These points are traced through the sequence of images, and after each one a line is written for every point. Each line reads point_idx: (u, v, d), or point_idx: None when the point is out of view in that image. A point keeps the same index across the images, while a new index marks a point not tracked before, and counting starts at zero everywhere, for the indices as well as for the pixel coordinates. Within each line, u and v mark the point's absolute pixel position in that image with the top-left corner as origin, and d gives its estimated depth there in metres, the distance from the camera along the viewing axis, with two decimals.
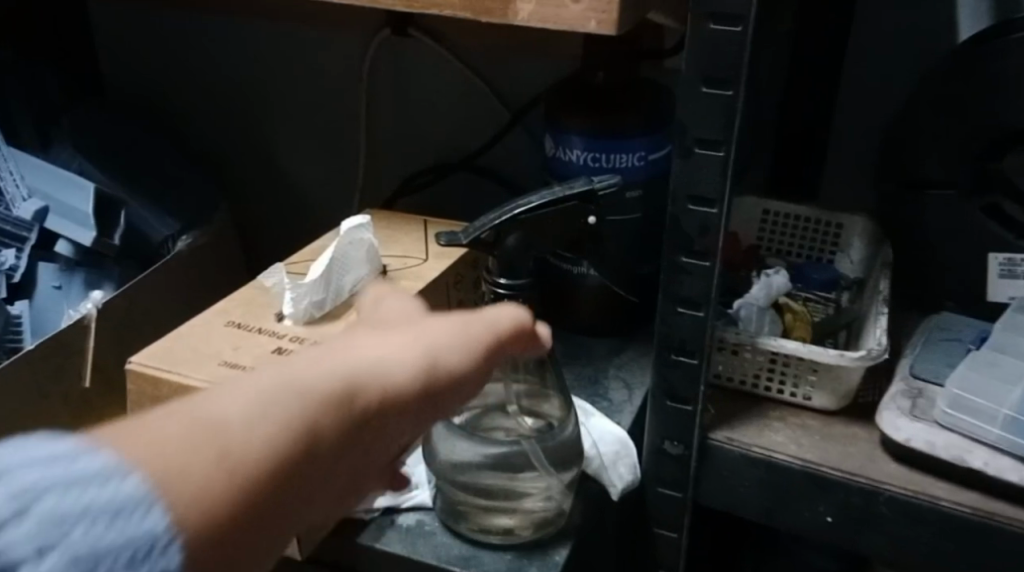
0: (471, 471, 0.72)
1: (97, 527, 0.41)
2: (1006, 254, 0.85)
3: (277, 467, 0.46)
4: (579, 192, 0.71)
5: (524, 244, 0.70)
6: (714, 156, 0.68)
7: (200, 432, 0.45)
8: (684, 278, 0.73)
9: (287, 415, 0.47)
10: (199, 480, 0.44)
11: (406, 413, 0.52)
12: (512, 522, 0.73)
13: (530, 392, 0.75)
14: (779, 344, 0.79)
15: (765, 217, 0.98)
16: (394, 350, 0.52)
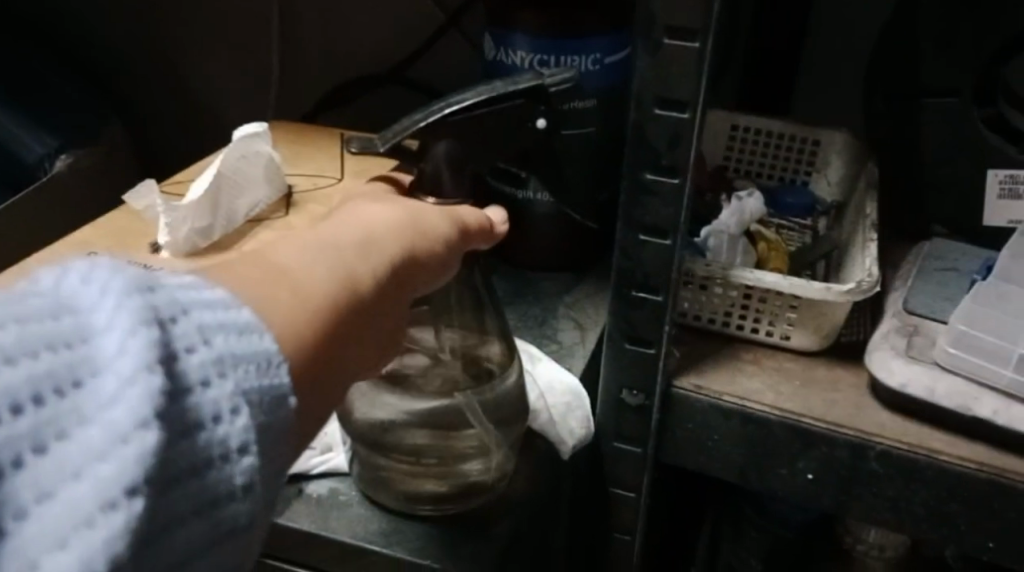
0: (395, 430, 0.62)
1: (227, 337, 0.40)
2: (1007, 171, 0.74)
3: (336, 311, 0.47)
4: (521, 89, 0.59)
5: (456, 149, 0.58)
6: (687, 49, 0.57)
7: (261, 279, 0.45)
8: (648, 199, 0.61)
9: (328, 274, 0.48)
10: (279, 318, 0.44)
11: (420, 279, 0.53)
12: (443, 489, 0.63)
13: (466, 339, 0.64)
14: (756, 278, 0.68)
15: (733, 133, 0.86)
16: (400, 214, 0.53)
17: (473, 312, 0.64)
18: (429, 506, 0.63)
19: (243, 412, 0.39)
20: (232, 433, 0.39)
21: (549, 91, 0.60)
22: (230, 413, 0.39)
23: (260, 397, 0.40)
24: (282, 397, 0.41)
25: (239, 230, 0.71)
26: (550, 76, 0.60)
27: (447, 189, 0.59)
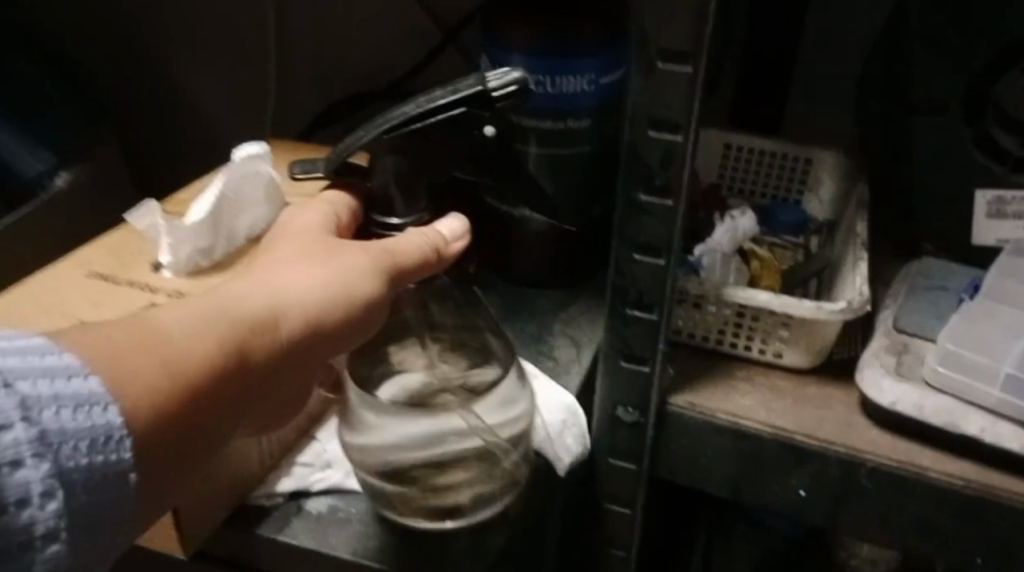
0: (406, 451, 0.62)
1: (71, 415, 0.46)
2: (994, 192, 0.75)
3: (215, 372, 0.52)
4: (460, 95, 0.60)
5: (402, 166, 0.62)
6: (680, 72, 0.58)
7: (145, 338, 0.51)
8: (642, 219, 0.62)
9: (219, 335, 0.53)
10: (147, 379, 0.49)
11: (323, 348, 0.57)
12: (463, 499, 0.64)
13: (445, 335, 0.67)
14: (749, 296, 0.69)
15: (726, 152, 0.87)
16: (320, 280, 0.58)
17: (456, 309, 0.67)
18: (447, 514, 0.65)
19: (78, 490, 0.46)
20: (38, 512, 0.45)
21: (492, 96, 0.60)
22: (72, 487, 0.46)
23: (98, 473, 0.46)
24: (118, 471, 0.47)
25: (240, 249, 0.72)
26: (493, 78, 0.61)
27: (400, 208, 0.64)
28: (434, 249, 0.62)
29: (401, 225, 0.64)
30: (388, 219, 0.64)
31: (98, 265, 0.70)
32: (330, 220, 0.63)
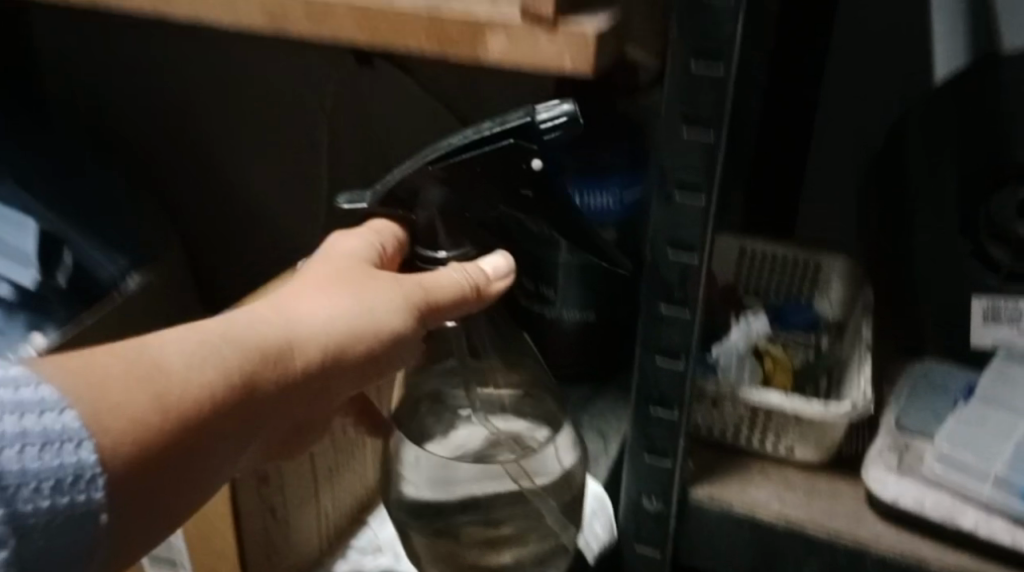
0: (452, 502, 0.73)
1: (37, 455, 0.51)
2: (989, 300, 0.80)
3: (206, 407, 0.56)
4: (508, 127, 0.64)
5: (449, 198, 0.68)
6: (694, 201, 0.64)
7: (140, 367, 0.55)
8: (663, 328, 0.69)
9: (214, 371, 0.57)
10: (133, 413, 0.54)
11: (338, 378, 0.63)
12: (508, 560, 0.74)
13: (500, 401, 0.77)
14: (761, 397, 0.75)
15: (741, 255, 0.94)
16: (341, 309, 0.64)
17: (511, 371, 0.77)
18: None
19: (37, 528, 0.51)
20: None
21: (540, 129, 0.64)
22: (31, 523, 0.51)
23: (62, 511, 0.51)
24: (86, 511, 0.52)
25: None
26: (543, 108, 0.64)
27: (446, 242, 0.70)
28: (472, 286, 0.68)
29: (446, 258, 0.70)
30: (434, 255, 0.70)
31: None
32: (369, 247, 0.68)
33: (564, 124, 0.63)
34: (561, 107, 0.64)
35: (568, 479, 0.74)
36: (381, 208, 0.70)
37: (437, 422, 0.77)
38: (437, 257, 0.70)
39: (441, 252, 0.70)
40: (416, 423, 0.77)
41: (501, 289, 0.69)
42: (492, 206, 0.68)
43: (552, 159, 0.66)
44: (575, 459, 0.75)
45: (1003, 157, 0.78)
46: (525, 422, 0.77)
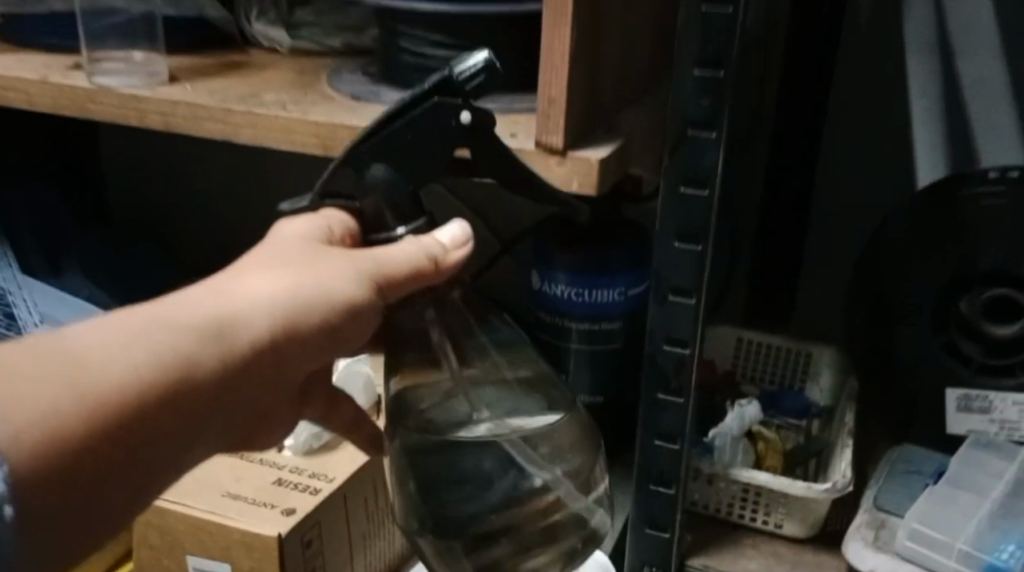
0: (475, 510, 0.68)
1: None
2: (961, 390, 0.88)
3: (128, 397, 0.56)
4: (432, 84, 0.64)
5: (392, 175, 0.66)
6: (686, 302, 0.73)
7: (53, 367, 0.55)
8: (660, 414, 0.78)
9: (132, 359, 0.57)
10: (40, 413, 0.54)
11: (290, 353, 0.62)
12: (541, 561, 0.68)
13: (503, 388, 0.70)
14: (751, 476, 0.84)
15: (739, 343, 1.03)
16: (279, 287, 0.62)
17: (511, 361, 0.71)
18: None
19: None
20: None
21: (460, 83, 0.64)
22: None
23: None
24: None
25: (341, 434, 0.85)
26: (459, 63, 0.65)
27: (392, 222, 0.67)
28: (430, 258, 0.65)
29: (402, 235, 0.67)
30: (389, 231, 0.68)
31: None
32: (316, 230, 0.66)
33: (484, 68, 0.64)
34: (477, 57, 0.65)
35: (582, 468, 0.70)
36: (331, 202, 0.69)
37: (443, 421, 0.68)
38: (394, 234, 0.68)
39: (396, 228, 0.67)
40: (420, 424, 0.68)
41: (458, 257, 0.66)
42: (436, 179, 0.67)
43: (484, 121, 0.65)
44: (586, 450, 0.71)
45: (969, 264, 0.85)
46: (537, 415, 0.70)
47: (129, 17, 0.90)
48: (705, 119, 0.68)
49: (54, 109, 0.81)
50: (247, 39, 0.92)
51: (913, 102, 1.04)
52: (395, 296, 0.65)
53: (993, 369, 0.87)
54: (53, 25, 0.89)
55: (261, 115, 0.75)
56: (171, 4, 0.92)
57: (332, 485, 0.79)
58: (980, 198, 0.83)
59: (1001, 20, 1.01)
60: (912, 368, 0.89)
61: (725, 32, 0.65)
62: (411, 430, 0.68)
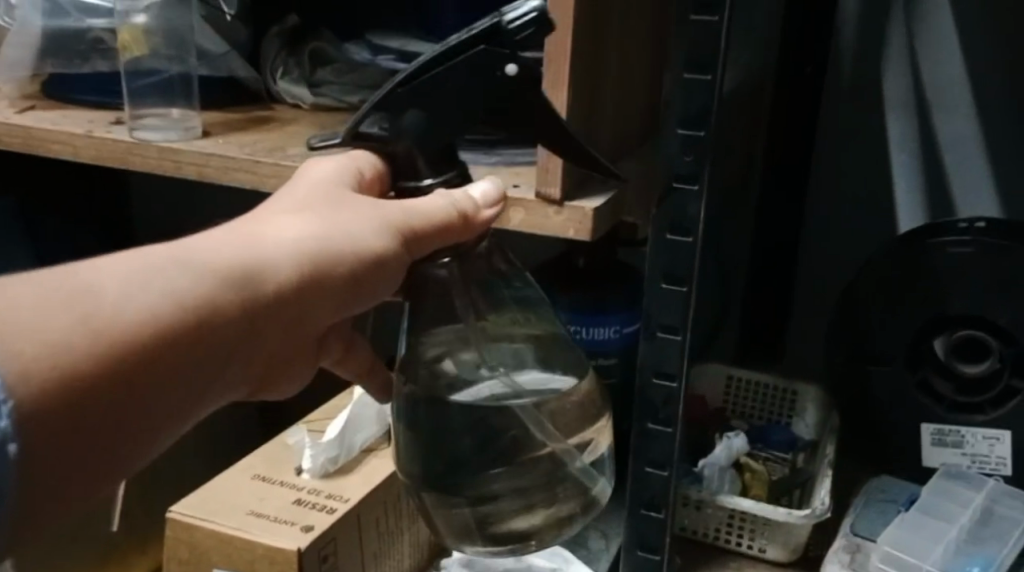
0: (478, 464, 0.69)
1: None
2: (935, 425, 0.94)
3: (153, 334, 0.54)
4: (479, 32, 0.63)
5: (423, 120, 0.65)
6: (673, 339, 0.80)
7: (68, 298, 0.53)
8: (651, 442, 0.84)
9: (157, 295, 0.55)
10: (50, 344, 0.51)
11: (311, 301, 0.61)
12: (536, 523, 0.70)
13: (514, 347, 0.72)
14: (736, 502, 0.90)
15: (729, 380, 1.09)
16: (304, 234, 0.61)
17: (527, 319, 0.73)
18: (518, 540, 0.70)
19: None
20: None
21: (509, 30, 0.63)
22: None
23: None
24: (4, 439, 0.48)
25: (355, 458, 0.91)
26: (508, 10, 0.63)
27: (425, 170, 0.67)
28: (460, 214, 0.66)
29: (432, 185, 0.67)
30: (419, 179, 0.67)
31: (256, 469, 0.90)
32: (340, 176, 0.65)
33: (534, 21, 0.63)
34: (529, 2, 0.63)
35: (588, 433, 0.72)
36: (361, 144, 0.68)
37: (456, 373, 0.71)
38: (422, 182, 0.67)
39: (425, 177, 0.67)
40: (435, 374, 0.70)
41: (487, 215, 0.67)
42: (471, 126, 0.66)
43: (528, 73, 0.65)
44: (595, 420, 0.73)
45: (939, 309, 0.92)
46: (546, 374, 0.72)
47: (168, 77, 0.97)
48: (688, 173, 0.75)
49: (99, 160, 0.89)
50: (271, 96, 1.03)
51: (895, 154, 1.12)
52: (419, 252, 0.65)
53: (964, 406, 0.94)
54: (97, 82, 0.99)
55: (285, 167, 0.82)
56: (205, 65, 1.00)
57: (348, 505, 0.86)
58: (948, 246, 0.91)
59: (973, 76, 1.07)
60: (888, 405, 0.95)
61: (703, 94, 0.72)
62: (426, 380, 0.70)
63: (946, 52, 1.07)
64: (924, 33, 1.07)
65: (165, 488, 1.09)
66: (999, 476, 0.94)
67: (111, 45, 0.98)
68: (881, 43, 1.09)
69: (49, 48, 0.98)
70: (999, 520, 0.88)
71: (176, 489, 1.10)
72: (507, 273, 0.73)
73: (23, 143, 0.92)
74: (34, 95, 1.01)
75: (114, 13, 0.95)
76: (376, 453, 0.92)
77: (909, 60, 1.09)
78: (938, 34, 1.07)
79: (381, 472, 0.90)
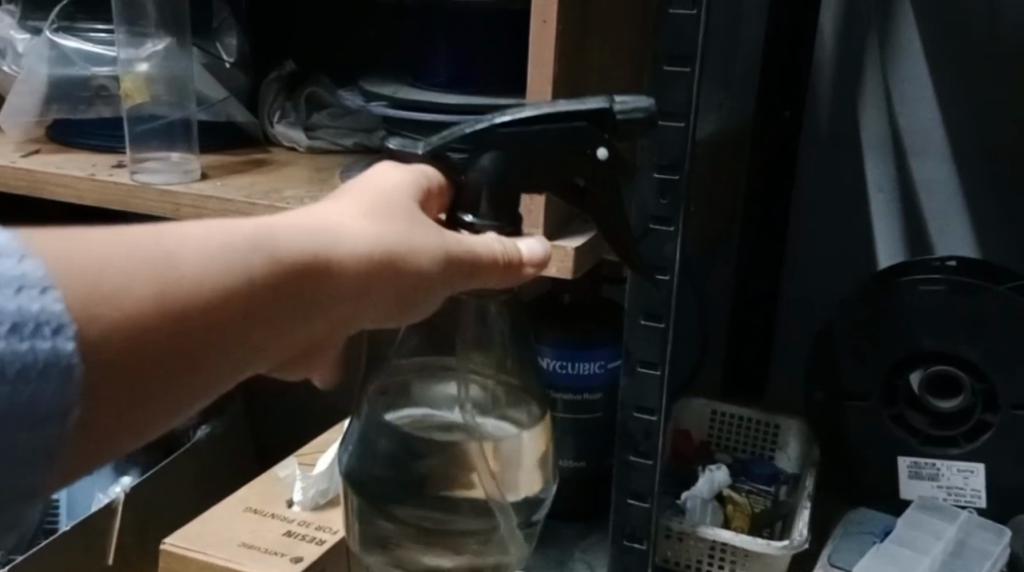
0: (404, 496, 0.74)
1: (10, 337, 0.46)
2: (911, 458, 0.97)
3: (216, 309, 0.53)
4: (590, 109, 0.67)
5: (500, 164, 0.66)
6: (652, 374, 0.82)
7: (149, 262, 0.52)
8: (632, 474, 0.86)
9: (228, 274, 0.54)
10: (122, 309, 0.50)
11: (360, 305, 0.61)
12: (447, 562, 0.76)
13: (494, 398, 0.75)
14: (716, 533, 0.92)
15: (713, 415, 1.11)
16: (372, 236, 0.61)
17: (515, 369, 0.75)
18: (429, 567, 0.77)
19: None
20: None
21: (614, 117, 0.68)
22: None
23: (22, 403, 0.46)
24: (58, 412, 0.47)
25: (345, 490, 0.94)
26: (621, 104, 0.68)
27: (483, 212, 0.67)
28: (505, 260, 0.66)
29: (476, 225, 0.67)
30: (473, 215, 0.67)
31: (248, 502, 0.93)
32: (409, 180, 0.65)
33: (640, 114, 0.68)
34: (637, 102, 0.69)
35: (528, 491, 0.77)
36: (434, 162, 0.67)
37: (422, 401, 0.75)
38: (464, 220, 0.67)
39: (468, 216, 0.67)
40: (405, 398, 0.75)
41: (530, 273, 0.67)
42: (545, 188, 0.68)
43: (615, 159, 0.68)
44: (540, 480, 0.77)
45: (913, 344, 0.95)
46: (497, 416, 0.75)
47: (170, 122, 1.00)
48: (663, 215, 0.78)
49: (100, 202, 0.92)
50: (270, 139, 1.07)
51: (873, 195, 1.16)
52: (466, 283, 0.65)
53: (938, 439, 0.97)
54: (100, 128, 1.02)
55: (280, 209, 0.86)
56: (205, 110, 1.03)
57: (337, 536, 0.88)
58: (921, 284, 0.94)
59: (947, 119, 1.12)
60: (864, 439, 0.98)
61: (678, 140, 0.76)
62: (395, 403, 0.75)
63: (922, 98, 1.12)
64: (899, 80, 1.13)
65: (161, 520, 1.11)
66: (974, 508, 0.96)
67: (115, 92, 1.01)
68: (857, 88, 1.15)
69: (54, 94, 1.01)
70: (970, 552, 0.91)
71: (172, 524, 1.12)
72: (517, 323, 0.74)
73: (28, 187, 0.95)
74: (40, 140, 1.05)
75: (118, 62, 0.99)
76: None
77: (885, 104, 1.14)
78: (913, 79, 1.12)
79: None
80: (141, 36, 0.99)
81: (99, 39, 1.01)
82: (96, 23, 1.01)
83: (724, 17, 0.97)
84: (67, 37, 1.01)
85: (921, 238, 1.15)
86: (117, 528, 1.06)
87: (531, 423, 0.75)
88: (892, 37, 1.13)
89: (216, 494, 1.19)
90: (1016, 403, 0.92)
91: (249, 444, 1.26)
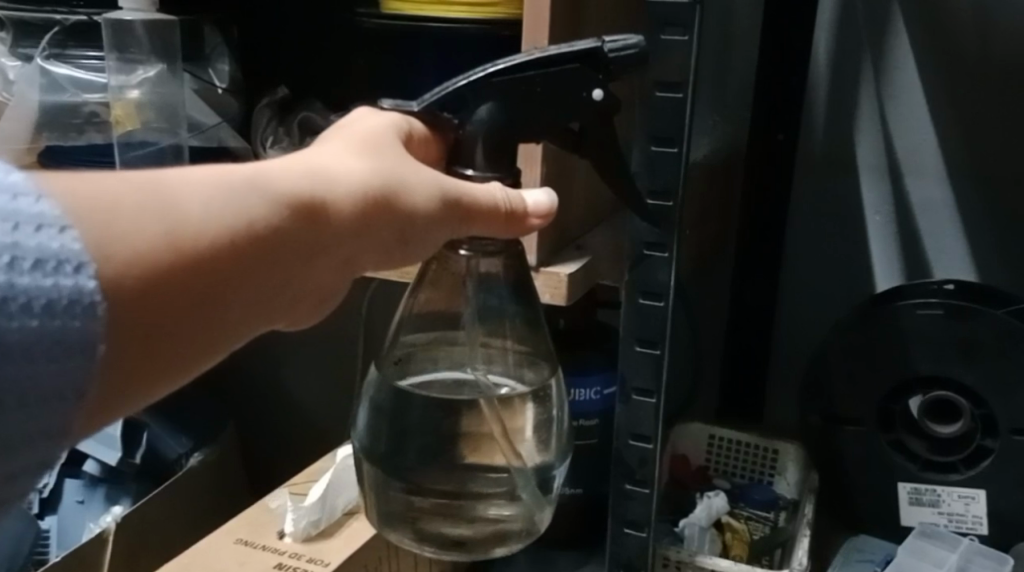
0: (416, 463, 0.70)
1: (29, 273, 0.46)
2: (911, 484, 0.96)
3: (224, 251, 0.52)
4: (580, 50, 0.66)
5: (498, 112, 0.65)
6: (647, 401, 0.81)
7: (154, 203, 0.51)
8: (628, 504, 0.84)
9: (232, 218, 0.53)
10: (136, 249, 0.49)
11: (368, 247, 0.59)
12: (467, 532, 0.71)
13: (505, 360, 0.72)
14: (715, 562, 0.90)
15: (711, 439, 1.08)
16: (368, 174, 0.59)
17: (523, 331, 0.72)
18: (447, 546, 0.71)
19: (17, 350, 0.45)
20: None
21: (607, 56, 0.66)
22: (14, 347, 0.45)
23: (52, 337, 0.46)
24: (85, 342, 0.47)
25: (337, 521, 0.92)
26: (611, 43, 0.66)
27: (481, 164, 0.66)
28: (509, 209, 0.65)
29: (475, 176, 0.66)
30: (472, 167, 0.66)
31: (239, 534, 0.92)
32: (394, 126, 0.64)
33: (633, 53, 0.67)
34: (628, 40, 0.67)
35: (549, 458, 0.72)
36: (424, 117, 0.66)
37: (433, 369, 0.72)
38: (463, 172, 0.66)
39: (468, 169, 0.66)
40: (414, 367, 0.72)
41: (534, 224, 0.66)
42: (540, 134, 0.66)
43: (613, 102, 0.66)
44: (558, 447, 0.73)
45: (909, 370, 0.94)
46: (513, 374, 0.72)
47: (160, 147, 0.98)
48: (656, 240, 0.77)
49: None
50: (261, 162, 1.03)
51: (870, 217, 1.16)
52: (467, 229, 0.63)
53: (939, 465, 0.95)
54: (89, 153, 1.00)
55: None
56: (197, 136, 1.01)
57: (328, 568, 0.87)
58: (918, 307, 0.93)
59: (942, 140, 1.11)
60: (861, 465, 0.97)
61: (669, 165, 0.75)
62: (407, 371, 0.72)
63: (917, 119, 1.12)
64: (893, 102, 1.12)
65: (152, 550, 1.10)
66: (975, 535, 0.95)
67: (105, 118, 1.01)
68: (851, 111, 1.14)
69: (43, 121, 1.00)
70: None
71: (163, 555, 1.11)
72: (519, 285, 0.70)
73: None
74: None
75: (109, 88, 1.00)
76: (359, 516, 0.93)
77: (880, 128, 1.13)
78: (906, 102, 1.12)
79: (360, 536, 0.91)
80: (133, 61, 0.99)
81: (90, 66, 1.01)
82: (88, 50, 1.01)
83: (716, 40, 0.97)
84: (58, 63, 1.00)
85: (919, 261, 1.14)
86: (108, 559, 1.04)
87: (540, 385, 0.72)
88: (886, 61, 1.12)
89: (211, 520, 1.18)
90: (1015, 428, 0.91)
91: (239, 473, 1.25)
